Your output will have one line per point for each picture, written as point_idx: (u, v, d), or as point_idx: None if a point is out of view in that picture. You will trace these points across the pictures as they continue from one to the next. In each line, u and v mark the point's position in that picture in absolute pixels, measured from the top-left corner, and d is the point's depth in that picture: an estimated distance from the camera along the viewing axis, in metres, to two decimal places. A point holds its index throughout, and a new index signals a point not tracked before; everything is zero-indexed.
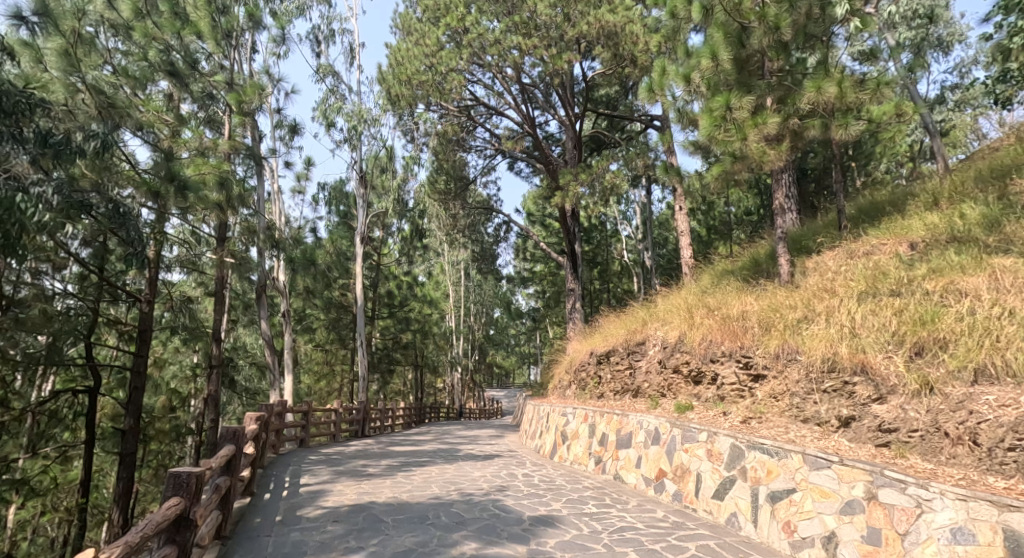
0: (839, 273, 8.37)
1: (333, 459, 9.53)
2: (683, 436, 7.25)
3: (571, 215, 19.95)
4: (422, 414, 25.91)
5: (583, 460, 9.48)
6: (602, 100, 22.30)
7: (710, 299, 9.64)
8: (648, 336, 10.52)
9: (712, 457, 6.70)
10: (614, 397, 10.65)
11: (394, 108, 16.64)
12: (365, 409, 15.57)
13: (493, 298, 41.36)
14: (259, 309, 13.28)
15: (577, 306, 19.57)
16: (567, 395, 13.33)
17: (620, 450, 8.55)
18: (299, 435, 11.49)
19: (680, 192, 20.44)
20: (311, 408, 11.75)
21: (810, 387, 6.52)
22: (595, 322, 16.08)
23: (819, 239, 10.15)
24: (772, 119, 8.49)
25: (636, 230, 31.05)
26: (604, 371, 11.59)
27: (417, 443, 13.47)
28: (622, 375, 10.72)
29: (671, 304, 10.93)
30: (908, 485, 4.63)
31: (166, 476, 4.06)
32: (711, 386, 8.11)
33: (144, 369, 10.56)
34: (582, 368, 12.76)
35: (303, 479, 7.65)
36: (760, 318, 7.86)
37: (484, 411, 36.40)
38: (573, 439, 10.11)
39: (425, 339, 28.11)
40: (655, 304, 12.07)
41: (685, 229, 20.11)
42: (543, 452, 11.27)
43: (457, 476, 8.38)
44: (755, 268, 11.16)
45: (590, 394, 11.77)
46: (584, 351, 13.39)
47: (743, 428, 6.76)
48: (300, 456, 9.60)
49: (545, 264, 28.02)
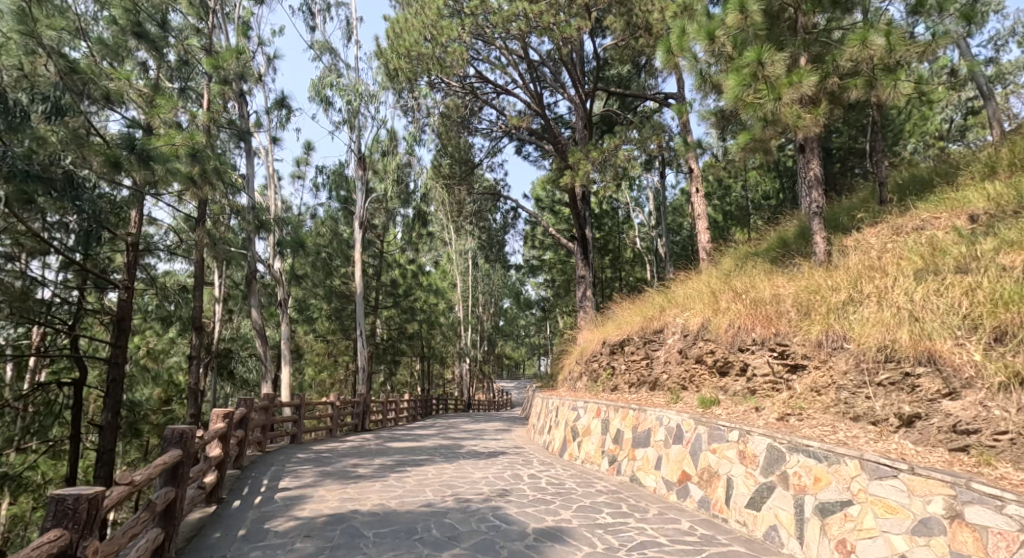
0: (885, 250, 7.44)
1: (322, 458, 8.71)
2: (710, 435, 6.37)
3: (582, 199, 19.01)
4: (429, 406, 25.17)
5: (596, 460, 8.62)
6: (613, 79, 21.32)
7: (736, 283, 8.73)
8: (666, 323, 9.64)
9: (745, 459, 5.80)
10: (629, 390, 9.78)
11: (394, 85, 15.79)
12: (366, 402, 14.79)
13: (502, 288, 40.52)
14: (249, 297, 12.49)
15: (588, 294, 18.66)
16: (578, 387, 12.48)
17: (637, 449, 7.69)
18: (291, 431, 10.68)
19: (696, 174, 19.45)
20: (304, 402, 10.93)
21: (861, 380, 5.62)
22: (608, 310, 15.18)
23: (859, 215, 9.19)
24: (809, 76, 7.52)
25: (648, 217, 30.04)
26: (618, 361, 10.72)
27: (419, 438, 12.68)
28: (637, 366, 9.85)
29: (693, 288, 10.04)
30: (1005, 503, 3.77)
31: (49, 499, 3.33)
32: (740, 379, 7.22)
33: (122, 360, 9.82)
34: (595, 358, 11.90)
35: (282, 482, 6.82)
36: (797, 301, 6.96)
37: (493, 403, 35.68)
38: (584, 436, 9.27)
39: (431, 330, 27.35)
40: (674, 289, 11.17)
41: (703, 212, 19.14)
42: (552, 449, 10.43)
43: (456, 478, 7.54)
44: (784, 249, 10.22)
45: (602, 387, 10.92)
46: (597, 340, 12.51)
47: (782, 427, 5.87)
48: (287, 455, 8.78)
49: (555, 252, 27.12)
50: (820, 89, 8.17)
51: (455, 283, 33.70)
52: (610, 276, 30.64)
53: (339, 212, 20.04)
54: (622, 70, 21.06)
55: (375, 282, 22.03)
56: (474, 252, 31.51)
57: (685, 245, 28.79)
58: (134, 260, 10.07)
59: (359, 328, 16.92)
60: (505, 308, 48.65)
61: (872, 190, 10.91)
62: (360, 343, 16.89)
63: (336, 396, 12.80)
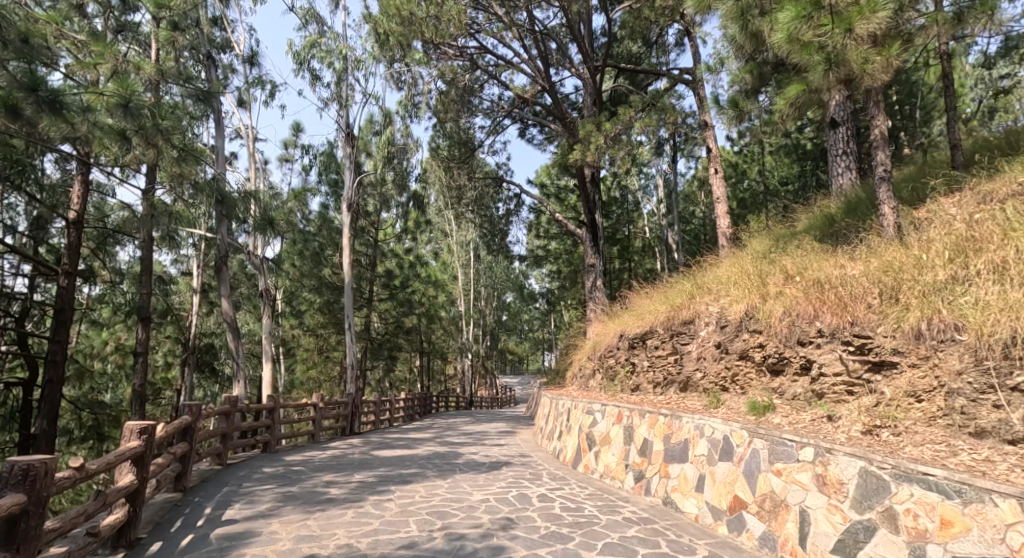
0: (980, 217, 6.02)
1: (290, 473, 7.29)
2: (772, 452, 4.98)
3: (592, 180, 17.54)
4: (428, 404, 23.84)
5: (618, 475, 7.25)
6: (624, 54, 19.81)
7: (784, 263, 7.33)
8: (698, 313, 8.24)
9: (825, 487, 4.41)
10: (654, 391, 8.40)
11: (384, 51, 14.32)
12: (355, 402, 13.40)
13: (505, 281, 39.14)
14: (220, 285, 11.03)
15: (599, 284, 17.25)
16: (592, 387, 11.09)
17: (670, 465, 6.32)
18: (264, 438, 9.30)
19: (715, 154, 17.97)
20: (279, 404, 9.54)
21: (985, 383, 4.24)
22: (623, 300, 13.74)
23: (931, 182, 7.72)
24: (886, 5, 6.10)
25: (658, 205, 28.55)
26: (639, 357, 9.33)
27: (412, 443, 11.30)
28: (663, 363, 8.47)
29: (728, 272, 8.66)
30: None
31: None
32: (802, 380, 5.81)
33: (61, 358, 8.46)
34: (611, 354, 10.51)
35: (227, 511, 5.40)
36: (878, 284, 5.55)
37: (497, 400, 34.35)
38: (601, 445, 7.93)
39: (431, 323, 26.02)
40: (703, 274, 9.78)
41: (722, 195, 17.73)
42: (564, 458, 9.06)
43: (449, 503, 6.13)
44: (834, 225, 8.76)
45: (620, 386, 9.55)
46: (613, 333, 11.10)
47: (875, 443, 4.45)
48: (251, 471, 7.36)
49: (561, 241, 25.68)
50: (893, 27, 6.73)
51: (456, 275, 32.41)
52: (618, 267, 29.19)
53: (329, 198, 18.68)
54: (632, 45, 19.61)
55: (370, 273, 20.64)
56: (475, 243, 30.19)
57: (698, 234, 27.34)
58: (77, 241, 8.70)
59: (348, 320, 15.39)
60: (508, 303, 47.36)
61: (933, 159, 9.44)
62: (349, 336, 15.38)
63: (321, 394, 11.41)
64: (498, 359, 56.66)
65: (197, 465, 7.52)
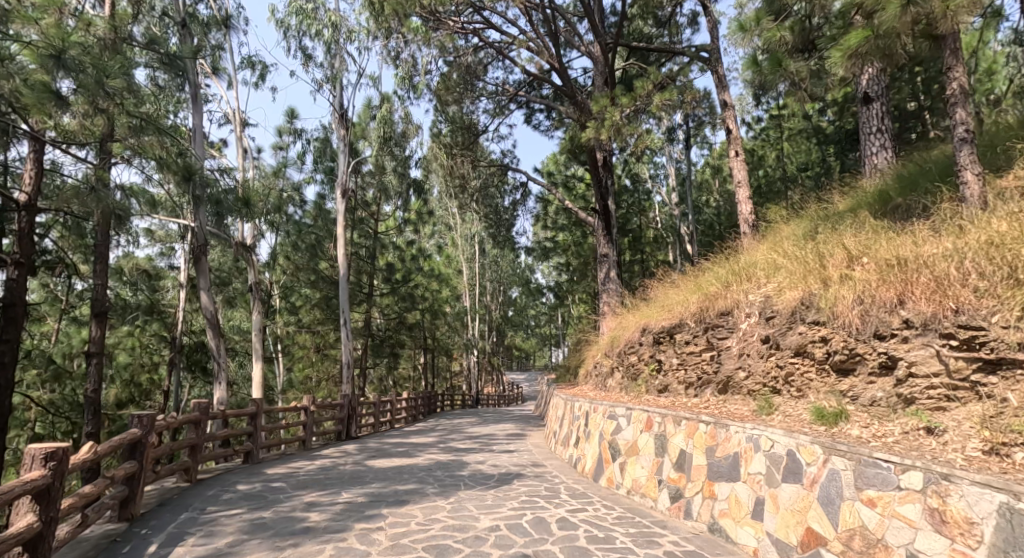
0: None
1: (267, 492, 6.23)
2: (860, 476, 3.93)
3: (604, 164, 16.41)
4: (433, 403, 22.84)
5: (650, 492, 6.23)
6: (635, 33, 18.48)
7: (843, 242, 6.29)
8: (736, 303, 7.20)
9: (946, 526, 3.37)
10: (687, 393, 7.36)
11: (379, 22, 13.22)
12: (352, 404, 12.37)
13: (511, 276, 38.15)
14: (199, 277, 9.73)
15: (613, 275, 16.21)
16: (611, 388, 10.04)
17: (717, 483, 5.28)
18: (245, 447, 8.28)
19: (736, 135, 16.81)
20: (262, 409, 8.52)
21: None
22: (641, 292, 12.62)
23: (1015, 147, 6.63)
24: None
25: (671, 194, 27.42)
26: (666, 354, 8.29)
27: (413, 450, 10.28)
28: (697, 361, 7.41)
29: (768, 256, 7.62)
30: None
31: None
32: (882, 381, 4.78)
33: (10, 359, 7.47)
34: (632, 350, 9.48)
35: (176, 550, 4.37)
36: (984, 265, 4.53)
37: (503, 397, 33.34)
38: (628, 456, 6.90)
39: (434, 318, 25.00)
40: (736, 260, 8.73)
41: (743, 179, 16.61)
42: (583, 468, 8.04)
43: (452, 533, 5.07)
44: (892, 201, 7.63)
45: (644, 387, 8.52)
46: (633, 327, 10.02)
47: (1010, 468, 3.41)
48: (222, 489, 6.32)
49: (570, 233, 24.61)
50: None
51: (461, 269, 31.43)
52: (629, 259, 28.09)
53: (326, 187, 17.68)
54: (644, 23, 18.47)
55: (369, 266, 19.61)
56: (479, 234, 29.16)
57: (712, 224, 26.22)
58: (29, 227, 7.73)
59: (344, 315, 14.06)
60: (515, 299, 46.39)
61: (1002, 125, 8.32)
62: (344, 335, 13.94)
63: (313, 396, 10.39)
64: (504, 354, 55.75)
65: (162, 483, 6.50)
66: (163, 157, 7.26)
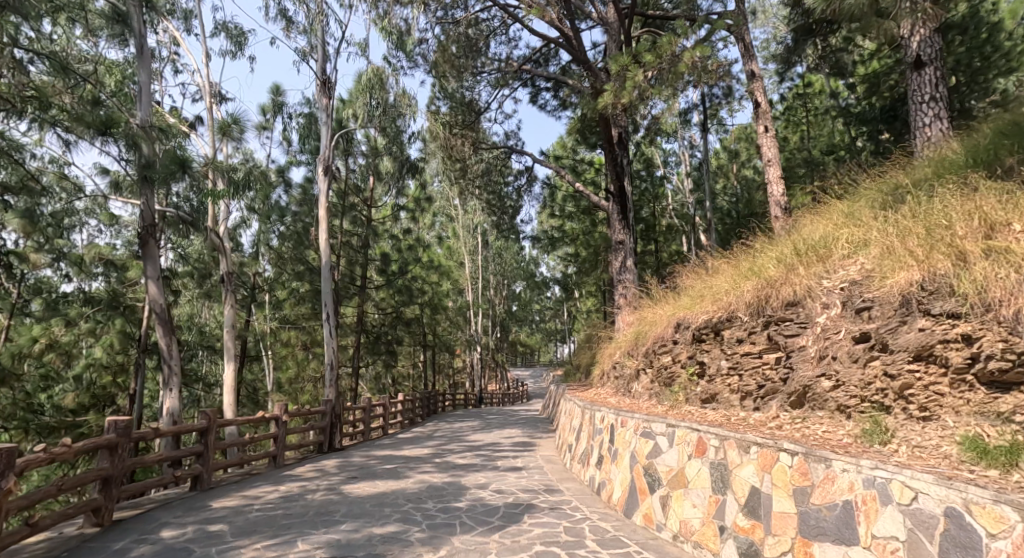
0: None
1: (195, 544, 4.71)
2: None
3: (619, 141, 14.77)
4: (433, 404, 21.26)
5: (710, 543, 4.71)
6: (650, 4, 16.70)
7: (966, 207, 4.80)
8: (808, 289, 5.67)
9: None
10: (743, 404, 5.84)
11: None
12: (336, 411, 10.83)
13: (516, 268, 36.62)
14: (145, 261, 8.06)
15: (629, 265, 14.65)
16: (638, 395, 8.45)
17: (816, 542, 3.77)
18: (193, 471, 6.73)
19: (766, 109, 15.19)
20: (215, 422, 7.01)
21: None
22: (668, 283, 11.01)
23: None
24: None
25: (685, 180, 25.76)
26: (710, 355, 6.75)
27: (404, 468, 8.72)
28: (755, 365, 5.86)
29: (844, 232, 6.07)
30: None
31: None
32: None
33: None
34: (665, 350, 7.89)
35: None
36: None
37: (508, 395, 31.83)
38: (673, 489, 5.38)
39: (434, 312, 23.43)
40: (791, 238, 7.18)
41: (773, 157, 15.05)
42: (610, 498, 6.50)
43: None
44: (999, 164, 6.13)
45: (682, 395, 6.97)
46: (663, 323, 8.44)
47: None
48: (137, 540, 4.77)
49: (578, 221, 23.04)
50: None
51: (462, 261, 29.91)
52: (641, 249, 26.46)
53: (313, 169, 16.13)
54: None
55: (362, 257, 18.08)
56: (482, 224, 27.57)
57: (730, 212, 24.56)
58: None
59: (327, 309, 11.81)
60: (520, 293, 44.85)
61: None
62: (328, 332, 11.61)
63: (285, 404, 8.86)
64: (508, 348, 54.46)
65: (62, 528, 4.99)
66: (76, 111, 6.88)
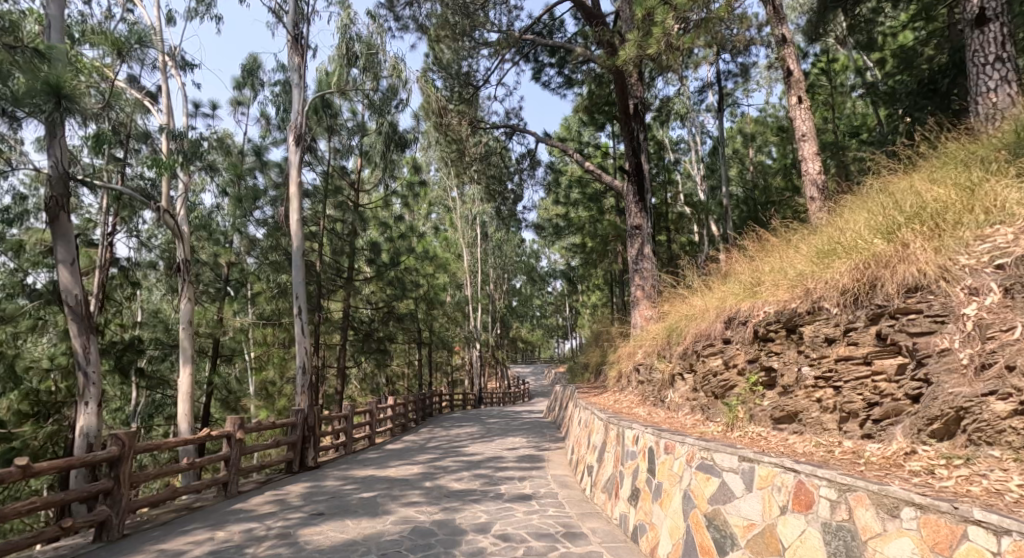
0: None
1: None
2: None
3: (634, 113, 13.12)
4: (428, 407, 19.57)
5: None
6: None
7: None
8: (941, 268, 4.06)
9: None
10: (846, 429, 4.22)
11: None
12: (310, 422, 9.21)
13: (517, 262, 34.99)
14: (57, 240, 6.46)
15: (648, 253, 13.00)
16: (676, 407, 6.84)
17: None
18: (99, 516, 5.13)
19: (799, 78, 13.49)
20: (131, 449, 5.39)
21: None
22: (704, 273, 9.37)
23: None
24: None
25: (698, 166, 24.11)
26: (784, 359, 5.13)
27: (387, 497, 7.08)
28: (861, 376, 4.25)
29: (978, 197, 4.52)
30: None
31: None
32: None
33: None
34: (712, 352, 6.30)
35: None
36: None
37: (508, 395, 30.13)
38: (758, 555, 3.76)
39: (431, 307, 21.80)
40: (878, 207, 5.63)
41: (809, 130, 13.40)
42: (654, 550, 4.89)
43: None
44: None
45: (742, 412, 5.35)
46: (708, 316, 6.83)
47: None
48: None
49: (585, 208, 21.35)
50: None
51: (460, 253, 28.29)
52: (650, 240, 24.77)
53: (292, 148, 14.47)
54: None
55: (349, 246, 16.43)
56: (481, 212, 25.90)
57: (747, 199, 22.90)
58: None
59: (298, 303, 10.12)
60: (521, 288, 43.22)
61: None
62: (300, 329, 9.93)
63: (240, 419, 7.24)
64: (509, 343, 52.91)
65: None
66: None
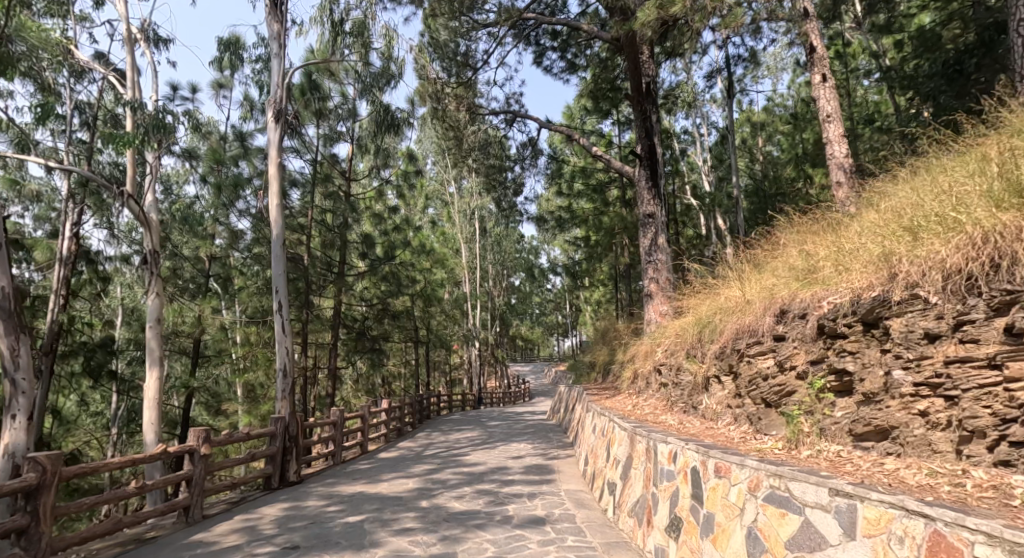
0: None
1: None
2: None
3: (646, 93, 12.10)
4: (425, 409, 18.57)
5: None
6: None
7: None
8: None
9: None
10: (971, 455, 3.24)
11: None
12: (292, 431, 8.18)
13: (516, 258, 34.01)
14: None
15: (662, 243, 11.99)
16: (715, 416, 5.83)
17: None
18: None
19: (823, 54, 12.45)
20: (55, 473, 4.42)
21: None
22: (730, 263, 8.35)
23: None
24: None
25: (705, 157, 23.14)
26: (863, 360, 4.11)
27: (375, 522, 6.05)
28: (988, 384, 3.28)
29: None
30: None
31: None
32: None
33: None
34: (761, 352, 5.27)
35: None
36: None
37: (508, 394, 29.17)
38: None
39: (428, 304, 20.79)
40: (970, 174, 4.63)
41: (834, 111, 12.38)
42: None
43: None
44: None
45: (807, 424, 4.34)
46: (750, 309, 5.81)
47: None
48: None
49: (589, 199, 20.34)
50: None
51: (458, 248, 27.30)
52: None
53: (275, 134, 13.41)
54: None
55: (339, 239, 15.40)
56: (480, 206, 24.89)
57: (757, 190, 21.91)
58: None
59: (278, 298, 9.09)
60: (520, 285, 42.26)
61: None
62: (279, 328, 8.91)
63: (206, 433, 6.28)
64: (508, 342, 52.02)
65: None
66: None
